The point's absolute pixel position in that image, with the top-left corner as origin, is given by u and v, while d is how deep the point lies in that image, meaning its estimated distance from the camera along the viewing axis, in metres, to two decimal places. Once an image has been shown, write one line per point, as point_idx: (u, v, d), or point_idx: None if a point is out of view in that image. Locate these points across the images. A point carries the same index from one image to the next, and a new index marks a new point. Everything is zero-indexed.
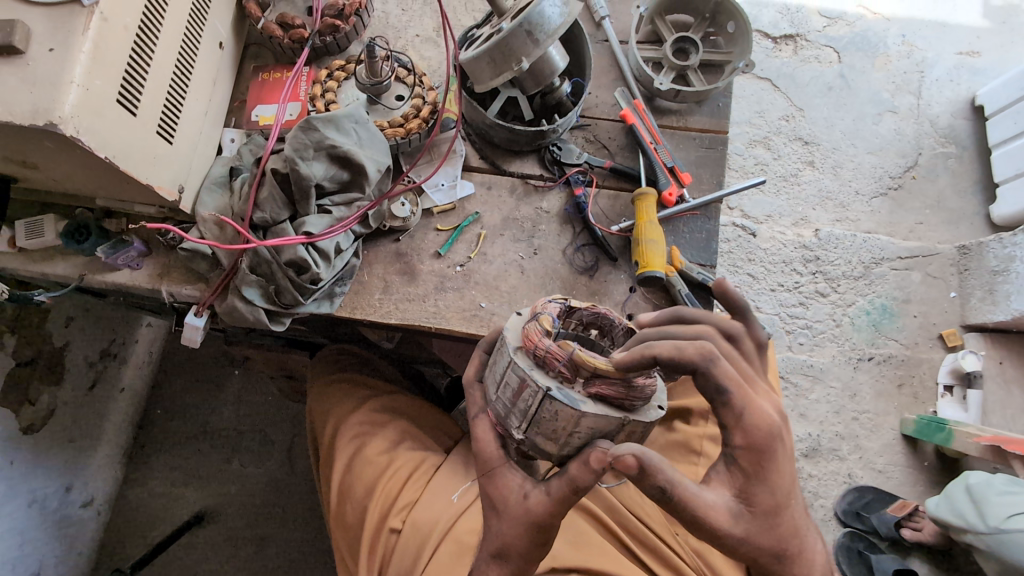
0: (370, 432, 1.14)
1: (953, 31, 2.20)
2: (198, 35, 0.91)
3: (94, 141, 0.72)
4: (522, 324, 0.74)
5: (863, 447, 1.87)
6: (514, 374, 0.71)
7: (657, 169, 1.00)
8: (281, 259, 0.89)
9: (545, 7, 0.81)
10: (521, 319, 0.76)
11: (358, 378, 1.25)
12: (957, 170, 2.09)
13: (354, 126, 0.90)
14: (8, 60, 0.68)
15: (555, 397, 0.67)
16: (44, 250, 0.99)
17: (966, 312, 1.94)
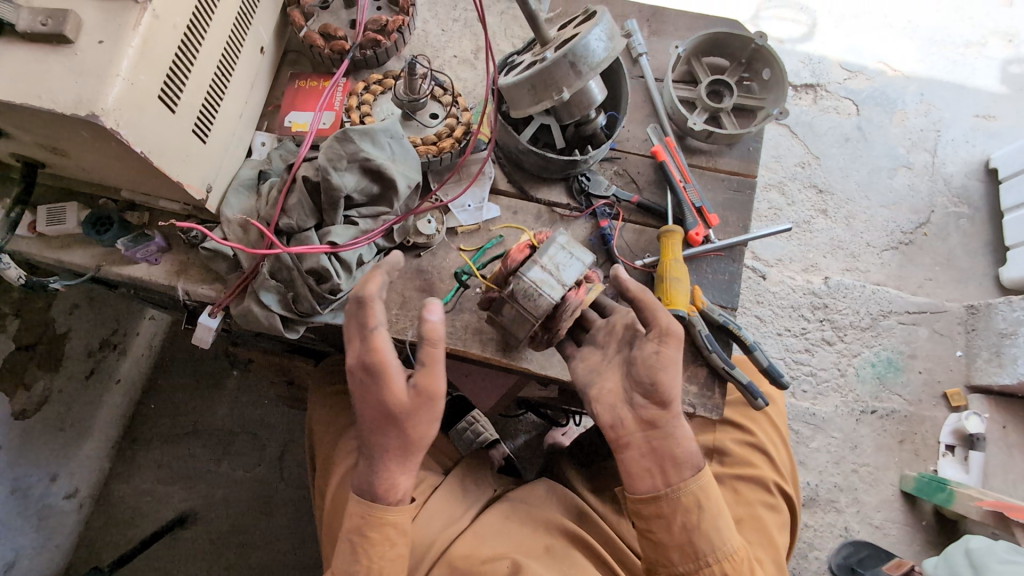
0: None
1: (970, 94, 2.24)
2: (241, 38, 0.92)
3: (132, 135, 0.72)
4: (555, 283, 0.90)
5: (861, 500, 1.84)
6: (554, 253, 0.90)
7: (685, 208, 1.00)
8: (303, 266, 0.88)
9: (591, 40, 0.81)
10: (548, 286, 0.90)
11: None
12: (969, 230, 2.10)
13: (389, 140, 0.90)
14: (57, 49, 0.69)
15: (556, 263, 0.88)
16: (62, 237, 0.98)
17: (972, 372, 1.93)
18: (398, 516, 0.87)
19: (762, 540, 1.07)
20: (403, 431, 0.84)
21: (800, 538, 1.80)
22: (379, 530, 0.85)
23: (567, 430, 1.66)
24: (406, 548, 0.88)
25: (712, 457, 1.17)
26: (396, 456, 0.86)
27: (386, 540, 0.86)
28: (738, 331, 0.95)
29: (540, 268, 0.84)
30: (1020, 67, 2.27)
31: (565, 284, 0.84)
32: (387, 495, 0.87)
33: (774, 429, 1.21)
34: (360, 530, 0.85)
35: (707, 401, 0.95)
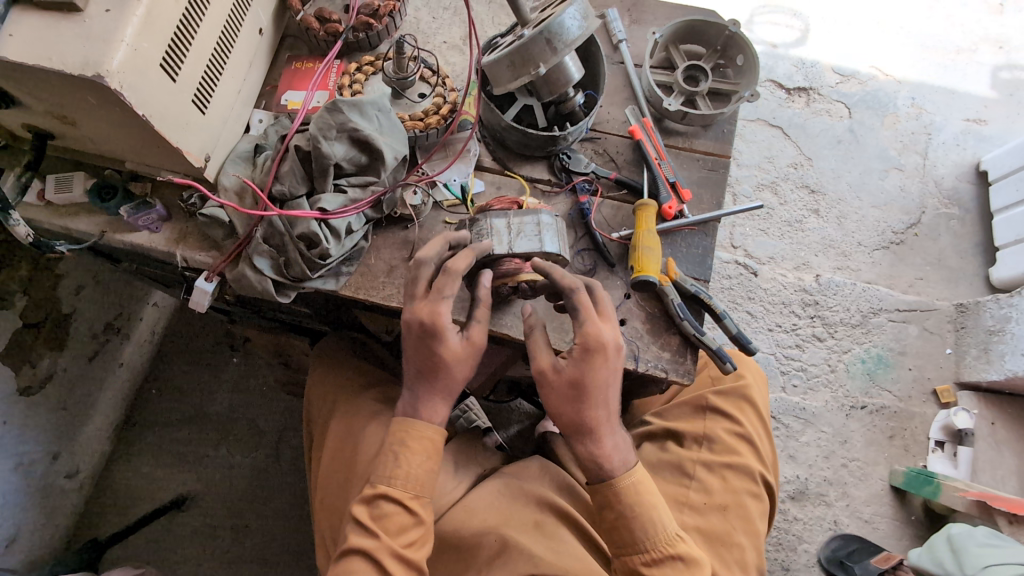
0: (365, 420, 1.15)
1: (961, 98, 2.28)
2: (241, 18, 0.98)
3: (135, 97, 0.77)
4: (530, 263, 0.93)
5: (851, 495, 1.86)
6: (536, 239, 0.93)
7: (659, 184, 1.05)
8: (294, 231, 0.94)
9: (565, 18, 0.87)
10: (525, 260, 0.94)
11: (357, 363, 1.26)
12: (959, 231, 2.13)
13: (377, 113, 0.96)
14: (67, 16, 0.75)
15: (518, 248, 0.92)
16: (70, 206, 1.04)
17: (961, 369, 1.95)
18: (437, 434, 0.91)
19: (743, 528, 1.05)
20: (450, 374, 0.89)
21: (789, 531, 1.82)
22: (417, 442, 0.90)
23: None
24: (438, 462, 0.91)
25: (702, 443, 1.12)
26: (438, 393, 0.90)
27: (422, 451, 0.90)
28: (710, 300, 0.99)
29: (506, 224, 0.93)
30: (1011, 73, 2.32)
31: (512, 246, 0.91)
32: (431, 416, 0.91)
33: (759, 418, 1.17)
34: (396, 440, 0.90)
35: (680, 367, 0.98)
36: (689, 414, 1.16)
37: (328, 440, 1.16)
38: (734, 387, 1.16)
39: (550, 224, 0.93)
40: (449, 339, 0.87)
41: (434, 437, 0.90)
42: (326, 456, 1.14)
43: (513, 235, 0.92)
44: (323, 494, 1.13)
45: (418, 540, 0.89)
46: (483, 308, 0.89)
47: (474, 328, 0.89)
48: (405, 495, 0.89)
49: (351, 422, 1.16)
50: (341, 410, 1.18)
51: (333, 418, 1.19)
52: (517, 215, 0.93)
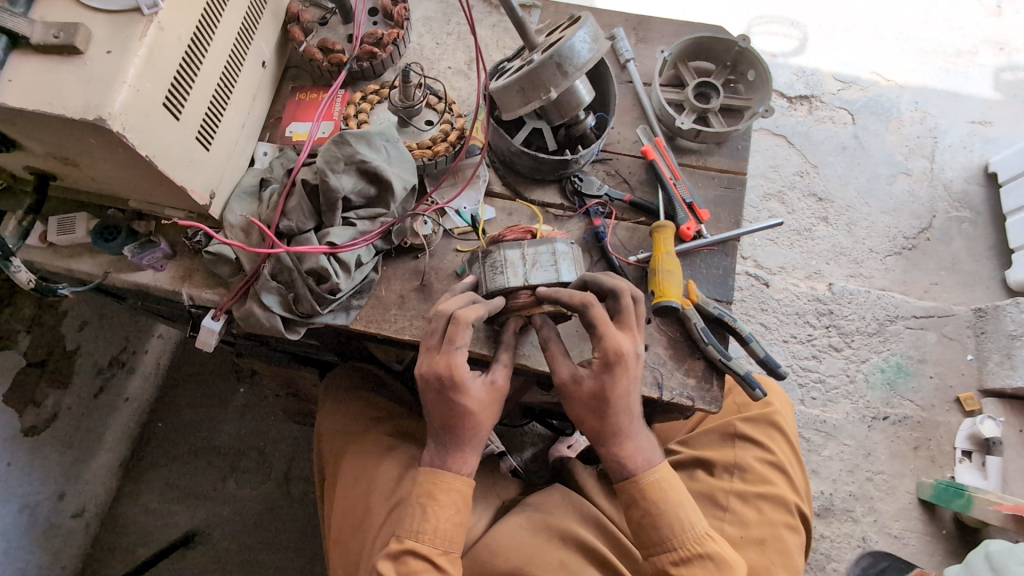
0: (379, 457, 1.11)
1: (965, 101, 2.26)
2: (243, 52, 0.96)
3: (138, 139, 0.75)
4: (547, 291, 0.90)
5: (878, 510, 1.80)
6: (549, 267, 0.88)
7: (676, 204, 1.02)
8: (303, 267, 0.91)
9: (575, 41, 0.85)
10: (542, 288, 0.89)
11: (369, 399, 1.23)
12: (972, 234, 2.10)
13: (385, 144, 0.94)
14: (68, 59, 0.73)
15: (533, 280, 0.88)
16: (72, 247, 1.02)
17: (984, 376, 1.90)
18: (465, 485, 0.89)
19: (782, 562, 1.00)
20: (476, 425, 0.87)
21: (817, 550, 1.76)
22: (445, 494, 0.87)
23: (573, 440, 1.61)
24: (466, 515, 0.89)
25: (734, 472, 1.07)
26: (462, 445, 0.89)
27: (450, 504, 0.88)
28: (734, 323, 0.95)
29: (517, 253, 0.89)
30: (1013, 74, 2.30)
31: (528, 277, 0.88)
32: (459, 468, 0.89)
33: (792, 448, 1.13)
34: (424, 493, 0.88)
35: (706, 394, 0.94)
36: (717, 442, 1.12)
37: (339, 479, 1.12)
38: (761, 413, 1.13)
39: (565, 252, 0.90)
40: (470, 386, 0.86)
41: (462, 486, 0.88)
42: (338, 495, 1.10)
43: (528, 266, 0.88)
44: (336, 534, 1.09)
45: None
46: (465, 327, 0.84)
47: (497, 372, 0.89)
48: (433, 550, 0.86)
49: (363, 460, 1.12)
50: (352, 448, 1.14)
51: (343, 456, 1.15)
52: (530, 245, 0.89)
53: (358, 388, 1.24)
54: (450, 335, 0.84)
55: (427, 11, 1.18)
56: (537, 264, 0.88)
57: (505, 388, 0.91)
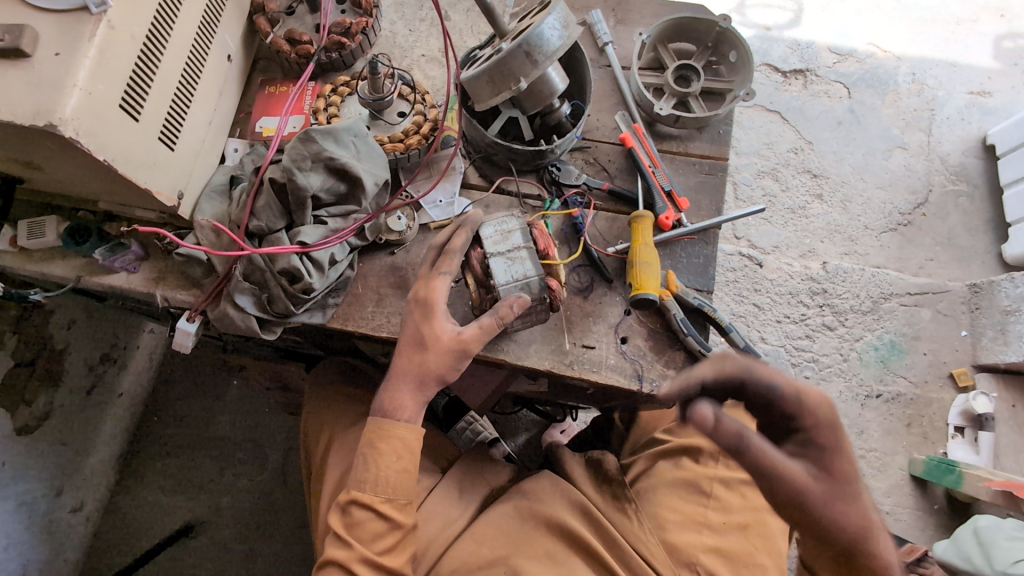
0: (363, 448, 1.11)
1: (964, 71, 2.21)
2: (206, 46, 0.94)
3: (94, 144, 0.73)
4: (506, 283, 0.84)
5: (870, 486, 1.81)
6: (518, 268, 0.83)
7: (654, 193, 1.00)
8: (276, 267, 0.90)
9: (545, 29, 0.82)
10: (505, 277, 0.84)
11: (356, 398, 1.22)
12: (968, 208, 2.07)
13: (353, 139, 0.91)
14: (15, 62, 0.70)
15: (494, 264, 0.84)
16: (43, 250, 1.00)
17: (977, 351, 1.89)
18: (410, 434, 0.85)
19: (765, 548, 1.01)
20: (423, 360, 0.84)
21: None
22: (387, 442, 0.84)
23: (566, 425, 1.65)
24: (413, 462, 0.85)
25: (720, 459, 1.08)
26: (412, 381, 0.85)
27: (392, 452, 0.84)
28: (714, 313, 0.95)
29: (515, 232, 0.86)
30: (1014, 42, 2.24)
31: (494, 252, 0.84)
32: (398, 413, 0.85)
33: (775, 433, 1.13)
34: (365, 441, 0.85)
35: None
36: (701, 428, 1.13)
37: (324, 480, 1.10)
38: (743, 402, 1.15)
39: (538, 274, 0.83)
40: (438, 323, 0.85)
41: (407, 435, 0.85)
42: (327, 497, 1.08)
43: (504, 245, 0.85)
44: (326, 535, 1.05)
45: (395, 546, 0.83)
46: (455, 256, 0.86)
47: (469, 327, 0.84)
48: (376, 499, 0.83)
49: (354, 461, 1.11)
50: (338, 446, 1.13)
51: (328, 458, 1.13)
52: (527, 236, 0.85)
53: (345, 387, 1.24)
54: (439, 263, 0.87)
55: None
56: (513, 261, 0.84)
57: (474, 349, 0.85)
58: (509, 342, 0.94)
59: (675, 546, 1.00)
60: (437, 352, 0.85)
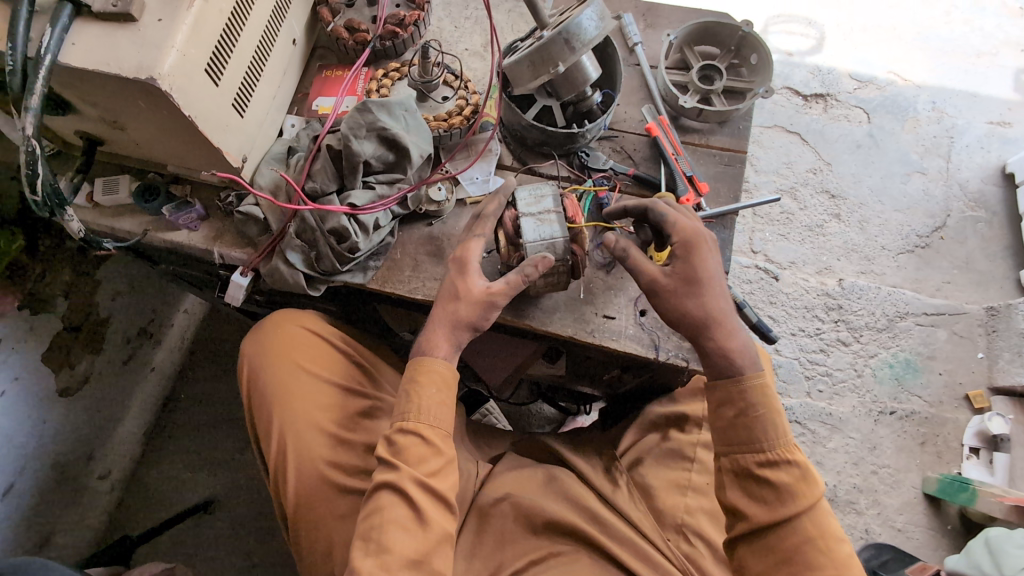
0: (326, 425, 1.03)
1: (984, 102, 2.26)
2: (276, 28, 1.04)
3: (182, 99, 0.83)
4: (534, 241, 0.89)
5: (882, 503, 1.81)
6: (547, 231, 0.89)
7: (676, 178, 1.07)
8: (325, 226, 0.98)
9: (583, 19, 0.91)
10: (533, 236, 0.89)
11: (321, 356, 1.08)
12: (987, 234, 2.10)
13: (404, 113, 1.01)
14: (123, 26, 0.81)
15: (524, 224, 0.89)
16: (115, 207, 1.11)
17: (994, 374, 1.90)
18: (446, 368, 0.89)
19: None
20: (456, 309, 0.90)
21: None
22: (427, 376, 0.88)
23: (578, 422, 1.69)
24: (452, 396, 0.89)
25: (703, 425, 1.10)
26: (443, 326, 0.90)
27: (432, 385, 0.88)
28: None
29: (547, 198, 0.92)
30: None
31: (526, 212, 0.90)
32: (434, 351, 0.90)
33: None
34: (407, 378, 0.89)
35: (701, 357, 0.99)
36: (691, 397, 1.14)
37: (302, 469, 1.01)
38: None
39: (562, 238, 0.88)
40: (471, 278, 0.92)
41: (444, 371, 0.89)
42: (309, 489, 1.00)
43: (536, 207, 0.91)
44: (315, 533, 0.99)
45: (439, 471, 0.86)
46: (487, 222, 0.94)
47: (499, 282, 0.91)
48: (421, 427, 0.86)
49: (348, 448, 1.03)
50: (316, 428, 1.02)
51: (299, 442, 1.01)
52: (557, 201, 0.91)
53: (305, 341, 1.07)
54: (476, 227, 0.95)
55: None
56: (543, 222, 0.90)
57: (501, 302, 0.91)
58: (535, 310, 1.01)
59: (662, 511, 1.05)
60: (468, 304, 0.91)
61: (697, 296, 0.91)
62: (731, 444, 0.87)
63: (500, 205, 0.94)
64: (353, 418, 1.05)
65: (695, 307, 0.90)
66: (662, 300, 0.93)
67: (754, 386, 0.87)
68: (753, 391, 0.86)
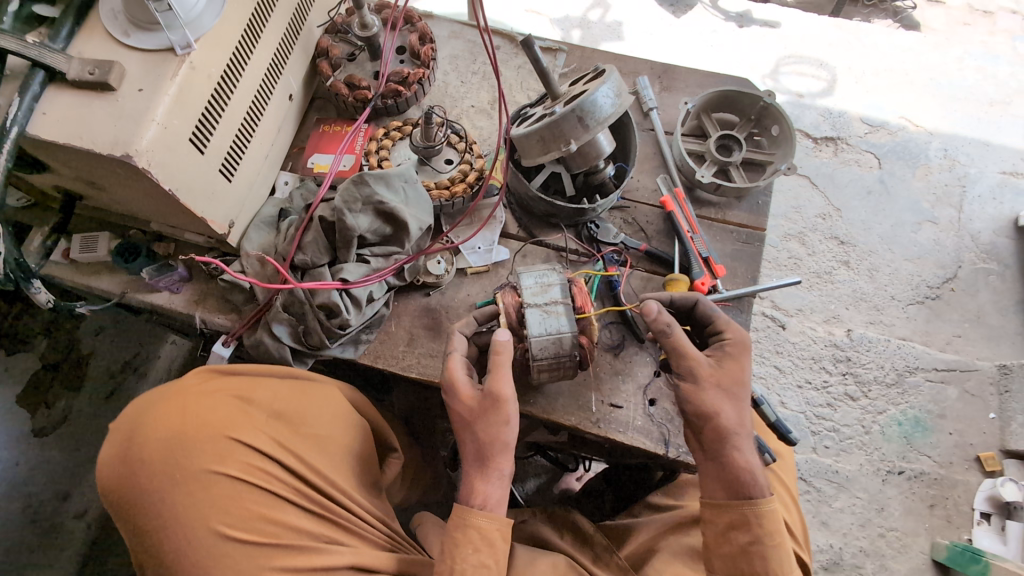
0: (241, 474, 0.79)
1: (995, 151, 2.11)
2: (272, 87, 0.99)
3: (163, 175, 0.77)
4: (540, 335, 0.82)
5: (890, 569, 1.63)
6: (554, 324, 0.83)
7: (691, 257, 1.01)
8: (315, 301, 0.91)
9: (598, 96, 0.86)
10: (539, 329, 0.82)
11: (234, 392, 0.84)
12: (999, 288, 1.93)
13: (403, 184, 0.95)
14: (100, 95, 0.76)
15: (529, 317, 0.83)
16: (93, 264, 1.03)
17: (1005, 437, 1.73)
18: (489, 522, 0.79)
19: None
20: (473, 435, 0.82)
21: None
22: (465, 535, 0.78)
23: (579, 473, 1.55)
24: (495, 556, 0.78)
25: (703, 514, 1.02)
26: (477, 470, 0.82)
27: (468, 543, 0.78)
28: None
29: (554, 286, 0.85)
30: None
31: (531, 304, 0.83)
32: (473, 500, 0.80)
33: (792, 501, 1.03)
34: (445, 535, 0.79)
35: None
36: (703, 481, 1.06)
37: (188, 529, 0.76)
38: None
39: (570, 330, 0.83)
40: (460, 391, 0.82)
41: (483, 524, 0.78)
42: (196, 559, 0.75)
43: (542, 297, 0.84)
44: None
45: None
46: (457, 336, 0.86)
47: (491, 378, 0.81)
48: None
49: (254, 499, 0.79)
50: (209, 471, 0.77)
51: (188, 494, 0.77)
52: (565, 291, 0.84)
53: (224, 381, 0.86)
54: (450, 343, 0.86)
55: (454, 50, 1.20)
56: (549, 314, 0.83)
57: (506, 396, 0.81)
58: (538, 396, 0.95)
59: None
60: (480, 420, 0.82)
61: (736, 403, 0.86)
62: (739, 572, 0.81)
63: (474, 322, 0.89)
64: (262, 461, 0.80)
65: (732, 414, 0.84)
66: (697, 396, 0.85)
67: (766, 511, 0.81)
68: (758, 520, 0.81)
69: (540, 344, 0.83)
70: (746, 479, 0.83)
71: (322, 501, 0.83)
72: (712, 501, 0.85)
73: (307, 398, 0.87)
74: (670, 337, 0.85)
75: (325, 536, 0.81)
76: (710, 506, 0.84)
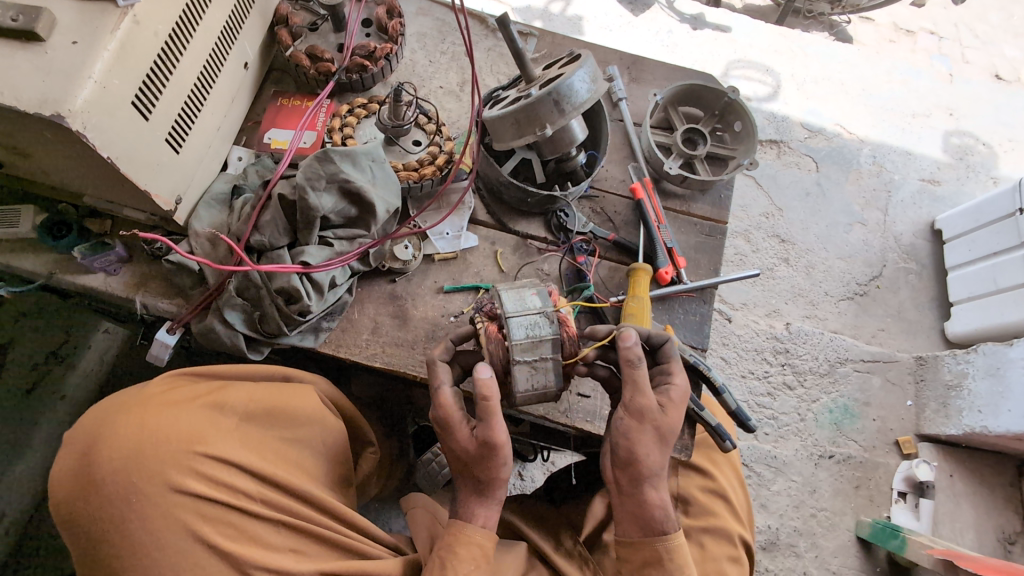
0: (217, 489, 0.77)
1: (918, 159, 2.25)
2: (225, 52, 0.91)
3: (99, 139, 0.70)
4: (526, 390, 0.81)
5: (820, 546, 1.74)
6: (542, 379, 0.81)
7: (657, 247, 1.03)
8: (273, 284, 0.86)
9: (574, 81, 0.85)
10: (527, 385, 0.80)
11: (199, 403, 0.82)
12: (917, 286, 2.06)
13: (370, 163, 0.91)
14: (26, 46, 0.67)
15: (517, 376, 0.79)
16: (15, 242, 0.93)
17: (921, 422, 1.86)
18: (486, 539, 0.81)
19: None
20: (477, 470, 0.82)
21: None
22: (465, 549, 0.79)
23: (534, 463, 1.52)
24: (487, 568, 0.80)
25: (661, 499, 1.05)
26: (479, 488, 0.82)
27: (468, 559, 0.79)
28: (708, 372, 0.95)
29: (545, 342, 0.80)
30: (961, 139, 2.29)
31: (519, 359, 0.79)
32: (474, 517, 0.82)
33: (733, 469, 1.12)
34: (444, 544, 0.80)
35: (677, 442, 0.95)
36: None
37: (151, 548, 0.73)
38: (708, 441, 1.10)
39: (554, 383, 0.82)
40: (455, 433, 0.80)
41: (484, 540, 0.80)
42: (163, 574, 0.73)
43: (532, 352, 0.79)
44: None
45: None
46: (445, 375, 0.80)
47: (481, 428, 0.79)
48: None
49: (223, 514, 0.77)
50: (174, 486, 0.75)
51: (153, 508, 0.74)
52: (557, 349, 0.80)
53: (189, 390, 0.83)
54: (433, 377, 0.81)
55: (422, 28, 1.16)
56: (538, 367, 0.80)
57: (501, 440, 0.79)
58: None
59: None
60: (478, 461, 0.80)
61: (668, 447, 0.83)
62: None
63: (451, 353, 0.84)
64: (232, 475, 0.78)
65: (659, 458, 0.82)
66: (625, 401, 0.83)
67: (676, 545, 0.83)
68: (669, 556, 0.82)
69: (525, 392, 0.82)
70: (662, 520, 0.83)
71: (295, 514, 0.80)
72: (629, 539, 0.85)
73: (288, 403, 0.86)
74: (636, 372, 0.81)
75: (299, 548, 0.79)
76: (625, 544, 0.85)
